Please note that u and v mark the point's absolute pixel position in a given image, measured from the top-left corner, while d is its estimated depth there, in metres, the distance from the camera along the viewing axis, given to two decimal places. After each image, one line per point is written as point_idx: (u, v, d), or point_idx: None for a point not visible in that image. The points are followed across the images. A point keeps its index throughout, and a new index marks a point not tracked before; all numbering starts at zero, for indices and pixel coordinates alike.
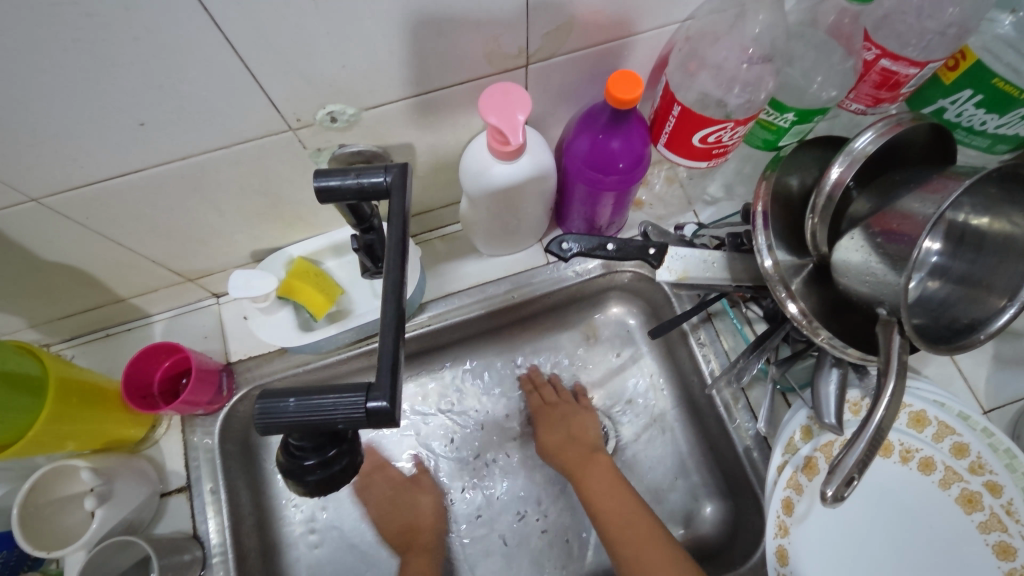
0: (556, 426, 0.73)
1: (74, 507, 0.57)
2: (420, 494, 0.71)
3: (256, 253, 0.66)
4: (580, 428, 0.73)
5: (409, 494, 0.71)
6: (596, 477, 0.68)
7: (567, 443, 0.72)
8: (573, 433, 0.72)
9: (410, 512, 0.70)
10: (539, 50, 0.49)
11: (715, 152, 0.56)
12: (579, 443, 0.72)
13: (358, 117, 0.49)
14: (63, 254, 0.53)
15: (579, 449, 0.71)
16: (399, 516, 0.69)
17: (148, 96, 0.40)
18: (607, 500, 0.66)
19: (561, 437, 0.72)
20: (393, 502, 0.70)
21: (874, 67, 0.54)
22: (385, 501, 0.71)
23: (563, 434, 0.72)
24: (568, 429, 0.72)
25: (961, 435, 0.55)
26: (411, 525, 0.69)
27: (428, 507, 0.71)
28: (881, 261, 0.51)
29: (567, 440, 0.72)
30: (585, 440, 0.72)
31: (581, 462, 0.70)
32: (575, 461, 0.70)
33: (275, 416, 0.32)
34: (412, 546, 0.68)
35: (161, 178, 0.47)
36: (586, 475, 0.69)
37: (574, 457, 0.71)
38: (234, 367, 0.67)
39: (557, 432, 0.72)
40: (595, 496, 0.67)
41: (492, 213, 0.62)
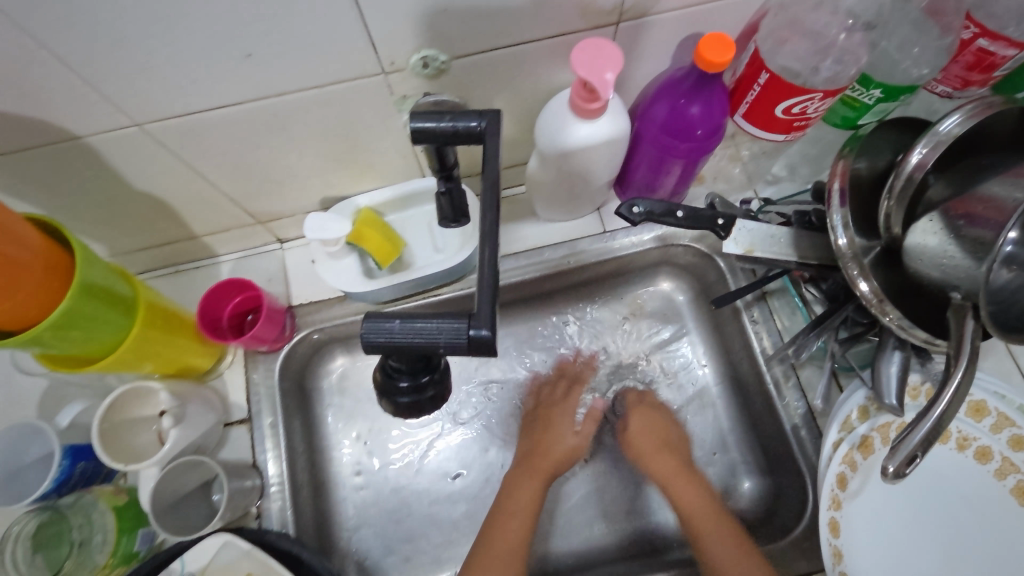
0: (651, 432, 0.72)
1: (144, 429, 0.60)
2: (569, 412, 0.74)
3: (325, 200, 0.67)
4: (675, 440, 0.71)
5: (563, 408, 0.74)
6: (691, 488, 0.66)
7: (659, 449, 0.70)
8: (665, 437, 0.71)
9: (556, 437, 0.71)
10: (632, 7, 0.49)
11: (796, 125, 0.55)
12: (671, 451, 0.70)
13: (448, 65, 0.50)
14: (152, 183, 0.55)
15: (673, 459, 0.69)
16: (542, 428, 0.72)
17: (257, 27, 0.41)
18: (701, 510, 0.64)
19: (655, 446, 0.70)
20: (542, 420, 0.73)
21: (970, 47, 0.52)
22: (535, 414, 0.74)
23: (656, 440, 0.71)
24: (660, 438, 0.71)
25: (1021, 428, 0.54)
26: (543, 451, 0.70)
27: (568, 440, 0.72)
28: (959, 246, 0.51)
29: (660, 448, 0.70)
30: (676, 449, 0.70)
31: (677, 474, 0.68)
32: (669, 471, 0.68)
33: (379, 335, 0.34)
34: (531, 462, 0.69)
35: (253, 113, 0.49)
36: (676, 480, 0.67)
37: (667, 467, 0.68)
38: (296, 310, 0.69)
39: (648, 438, 0.71)
40: (686, 506, 0.65)
41: (561, 174, 0.62)
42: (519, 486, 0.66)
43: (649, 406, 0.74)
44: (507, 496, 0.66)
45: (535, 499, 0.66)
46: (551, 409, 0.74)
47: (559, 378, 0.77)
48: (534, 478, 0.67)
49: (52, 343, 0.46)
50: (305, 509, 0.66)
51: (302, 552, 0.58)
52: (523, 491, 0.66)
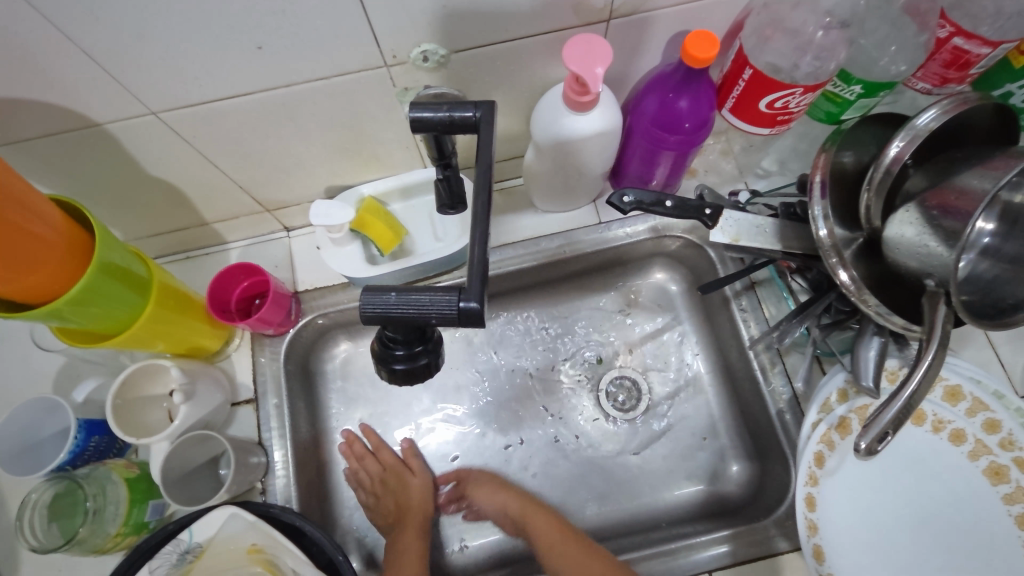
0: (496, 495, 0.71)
1: (155, 406, 0.63)
2: (405, 474, 0.73)
3: (330, 189, 0.70)
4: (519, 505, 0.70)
5: (399, 476, 0.72)
6: (544, 518, 0.68)
7: (496, 484, 0.71)
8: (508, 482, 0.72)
9: (405, 494, 0.71)
10: (621, 6, 0.51)
11: (780, 119, 0.58)
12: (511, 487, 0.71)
13: (446, 59, 0.52)
14: (165, 171, 0.58)
15: (500, 489, 0.71)
16: (386, 497, 0.71)
17: (269, 21, 0.44)
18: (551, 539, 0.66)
19: (480, 480, 0.72)
20: (384, 483, 0.71)
21: (946, 45, 0.55)
22: (379, 483, 0.72)
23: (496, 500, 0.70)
24: (495, 478, 0.72)
25: (994, 412, 0.56)
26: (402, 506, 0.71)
27: (418, 487, 0.72)
28: (934, 235, 0.52)
29: (496, 484, 0.71)
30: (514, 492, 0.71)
31: (526, 507, 0.69)
32: (521, 506, 0.69)
33: (376, 307, 0.36)
34: (403, 522, 0.70)
35: (263, 103, 0.52)
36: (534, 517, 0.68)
37: (516, 502, 0.70)
38: (301, 296, 0.72)
39: (485, 487, 0.71)
40: (541, 530, 0.67)
41: (556, 165, 0.65)
42: (406, 538, 0.68)
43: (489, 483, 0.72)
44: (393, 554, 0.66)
45: (419, 541, 0.68)
46: (388, 478, 0.72)
47: (353, 457, 0.73)
48: (407, 529, 0.69)
49: (73, 318, 0.49)
50: (309, 487, 0.69)
51: (304, 526, 0.59)
52: (401, 547, 0.67)
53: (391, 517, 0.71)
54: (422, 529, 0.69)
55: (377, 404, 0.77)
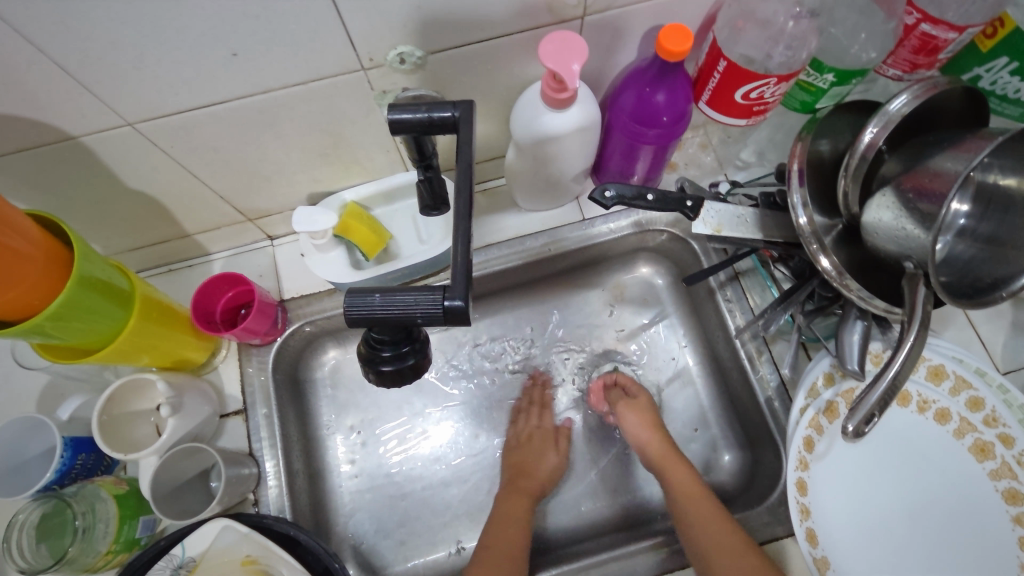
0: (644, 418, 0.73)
1: (142, 421, 0.62)
2: (545, 441, 0.75)
3: (312, 196, 0.70)
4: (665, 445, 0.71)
5: (544, 440, 0.75)
6: (685, 471, 0.68)
7: (649, 428, 0.73)
8: (659, 424, 0.73)
9: (536, 458, 0.73)
10: (596, 2, 0.52)
11: (755, 110, 0.58)
12: (664, 435, 0.72)
13: (424, 60, 0.53)
14: (145, 182, 0.57)
15: (655, 438, 0.72)
16: (525, 451, 0.74)
17: (244, 26, 0.43)
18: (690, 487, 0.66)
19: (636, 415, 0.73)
20: (522, 444, 0.74)
21: (914, 32, 0.56)
22: (519, 439, 0.75)
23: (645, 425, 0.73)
24: (649, 418, 0.73)
25: (977, 390, 0.57)
26: (529, 466, 0.72)
27: (551, 461, 0.74)
28: (911, 218, 0.53)
29: (651, 425, 0.73)
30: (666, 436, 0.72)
31: (667, 456, 0.70)
32: (665, 455, 0.70)
33: (360, 309, 0.36)
34: (518, 485, 0.71)
35: (241, 110, 0.51)
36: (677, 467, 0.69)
37: (660, 447, 0.71)
38: (287, 304, 0.71)
39: (637, 420, 0.73)
40: (679, 477, 0.68)
41: (537, 163, 0.65)
42: (513, 497, 0.70)
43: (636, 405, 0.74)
44: (502, 516, 0.68)
45: (524, 512, 0.69)
46: (534, 436, 0.75)
47: (530, 402, 0.79)
48: (516, 495, 0.70)
49: (53, 333, 0.48)
50: (302, 495, 0.69)
51: (299, 534, 0.60)
52: (512, 509, 0.69)
53: (511, 477, 0.72)
54: (533, 501, 0.70)
55: (368, 411, 0.77)
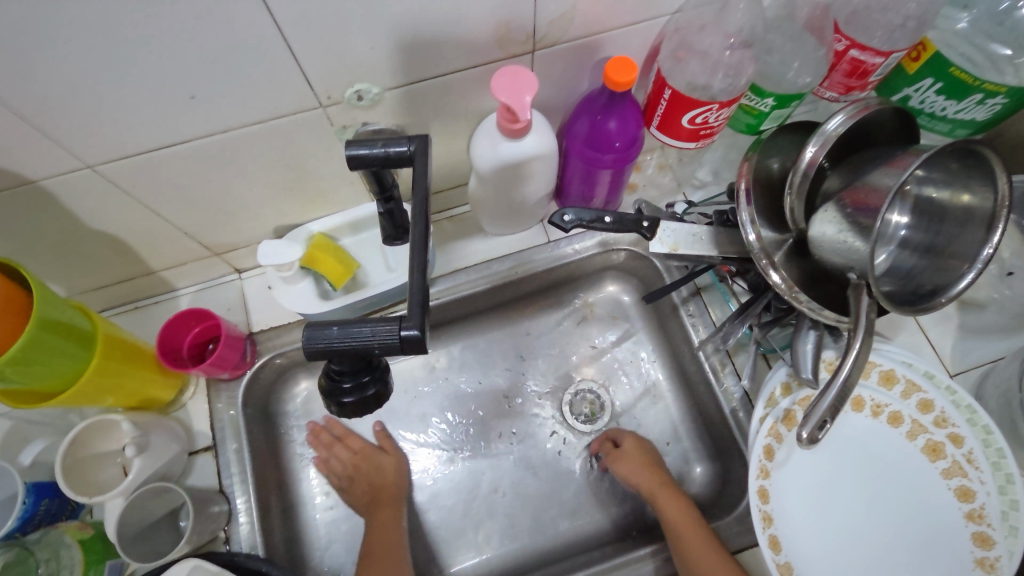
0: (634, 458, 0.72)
1: (108, 463, 0.62)
2: (376, 456, 0.74)
3: (279, 229, 0.71)
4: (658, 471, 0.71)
5: (372, 458, 0.73)
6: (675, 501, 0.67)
7: (647, 467, 0.71)
8: (651, 460, 0.72)
9: (378, 473, 0.72)
10: (544, 37, 0.54)
11: (703, 134, 0.61)
12: (658, 470, 0.71)
13: (381, 96, 0.54)
14: (106, 222, 0.58)
15: (650, 474, 0.70)
16: (365, 476, 0.72)
17: (201, 70, 0.45)
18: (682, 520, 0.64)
19: (637, 461, 0.72)
20: (356, 463, 0.72)
21: (844, 56, 0.59)
22: (346, 467, 0.73)
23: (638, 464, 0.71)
24: (645, 456, 0.72)
25: (927, 392, 0.60)
26: (378, 485, 0.71)
27: (390, 468, 0.73)
28: (852, 231, 0.56)
29: (645, 464, 0.71)
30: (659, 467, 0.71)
31: (657, 487, 0.68)
32: (654, 487, 0.69)
33: (319, 341, 0.37)
34: (380, 503, 0.70)
35: (203, 149, 0.53)
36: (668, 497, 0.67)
37: (650, 481, 0.69)
38: (256, 337, 0.71)
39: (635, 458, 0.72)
40: (669, 508, 0.66)
41: (497, 189, 0.67)
42: (382, 515, 0.69)
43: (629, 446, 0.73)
44: (375, 538, 0.67)
45: (395, 523, 0.69)
46: (360, 454, 0.74)
47: (336, 437, 0.75)
48: (382, 510, 0.70)
49: (14, 378, 0.48)
50: (275, 530, 0.68)
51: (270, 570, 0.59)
52: (380, 529, 0.68)
53: (368, 497, 0.71)
54: (397, 511, 0.71)
55: None
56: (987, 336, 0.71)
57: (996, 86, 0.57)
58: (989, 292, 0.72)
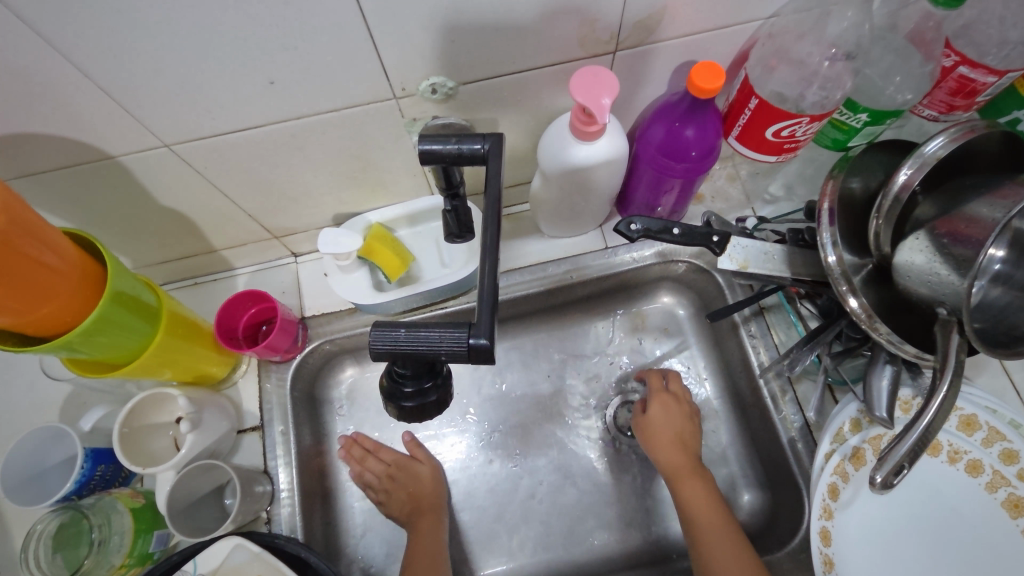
0: (669, 425, 0.71)
1: (160, 434, 0.63)
2: (414, 466, 0.72)
3: (338, 216, 0.71)
4: (688, 437, 0.71)
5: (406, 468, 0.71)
6: (697, 484, 0.67)
7: (675, 445, 0.70)
8: (682, 435, 0.71)
9: (416, 484, 0.71)
10: (627, 38, 0.52)
11: (786, 147, 0.58)
12: (686, 448, 0.70)
13: (455, 90, 0.53)
14: (176, 200, 0.59)
15: (681, 451, 0.70)
16: (402, 487, 0.70)
17: (281, 56, 0.44)
18: (702, 506, 0.65)
19: (668, 436, 0.71)
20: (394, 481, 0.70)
21: (952, 73, 0.55)
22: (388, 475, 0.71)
23: (673, 434, 0.71)
24: (678, 431, 0.71)
25: (1011, 442, 0.55)
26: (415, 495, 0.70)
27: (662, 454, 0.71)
28: (945, 263, 0.52)
29: (674, 442, 0.70)
30: (690, 446, 0.71)
31: (681, 469, 0.69)
32: (677, 466, 0.69)
33: (385, 342, 0.36)
34: (421, 512, 0.69)
35: (275, 134, 0.52)
36: (690, 480, 0.68)
37: (678, 460, 0.69)
38: (308, 322, 0.72)
39: (666, 433, 0.71)
40: (688, 489, 0.67)
41: (562, 192, 0.65)
42: (423, 529, 0.68)
43: (671, 399, 0.73)
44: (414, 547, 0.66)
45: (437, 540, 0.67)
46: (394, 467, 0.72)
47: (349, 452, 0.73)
48: (425, 520, 0.68)
49: (82, 348, 0.49)
50: (314, 515, 0.68)
51: (309, 557, 0.59)
52: (422, 538, 0.67)
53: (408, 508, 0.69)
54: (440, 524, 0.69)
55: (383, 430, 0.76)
56: None
57: None
58: None
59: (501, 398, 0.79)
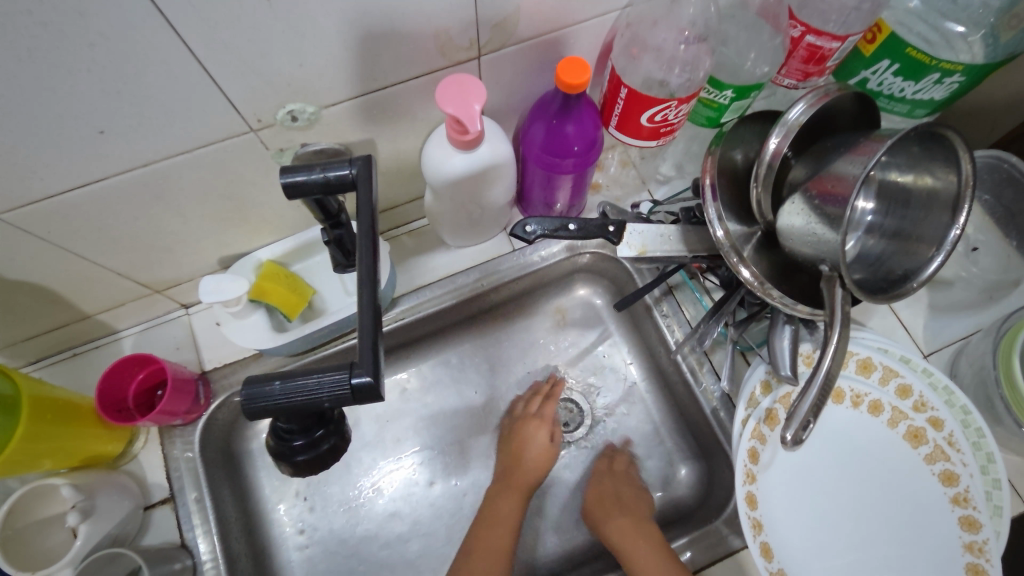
0: (604, 493, 0.70)
1: (55, 528, 0.56)
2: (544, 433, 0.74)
3: (224, 260, 0.66)
4: (630, 496, 0.70)
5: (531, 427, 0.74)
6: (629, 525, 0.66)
7: (612, 503, 0.69)
8: (621, 492, 0.70)
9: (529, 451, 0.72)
10: (488, 41, 0.51)
11: (663, 131, 0.59)
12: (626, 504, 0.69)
13: (318, 114, 0.50)
14: (25, 271, 0.53)
15: (634, 524, 0.66)
16: (511, 445, 0.73)
17: (106, 103, 0.40)
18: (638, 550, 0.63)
19: (612, 507, 0.68)
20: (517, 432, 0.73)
21: (800, 43, 0.58)
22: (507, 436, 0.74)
23: (612, 496, 0.70)
24: (618, 494, 0.70)
25: (905, 377, 0.60)
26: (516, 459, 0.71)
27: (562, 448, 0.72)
28: (820, 222, 0.52)
29: (614, 502, 0.69)
30: (630, 503, 0.69)
31: (628, 532, 0.65)
32: (622, 526, 0.66)
33: (259, 400, 0.34)
34: (510, 479, 0.70)
35: (123, 185, 0.48)
36: (622, 524, 0.66)
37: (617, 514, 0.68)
38: (209, 376, 0.67)
39: (607, 495, 0.70)
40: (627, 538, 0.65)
41: (455, 203, 0.64)
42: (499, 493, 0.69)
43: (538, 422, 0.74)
44: (493, 504, 0.68)
45: (513, 508, 0.68)
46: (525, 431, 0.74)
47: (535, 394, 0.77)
48: (508, 489, 0.69)
49: None
50: None
51: None
52: (501, 501, 0.68)
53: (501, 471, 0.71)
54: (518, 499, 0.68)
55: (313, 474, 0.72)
56: (957, 314, 0.71)
57: (952, 64, 0.56)
58: (956, 270, 0.72)
59: (436, 419, 0.77)
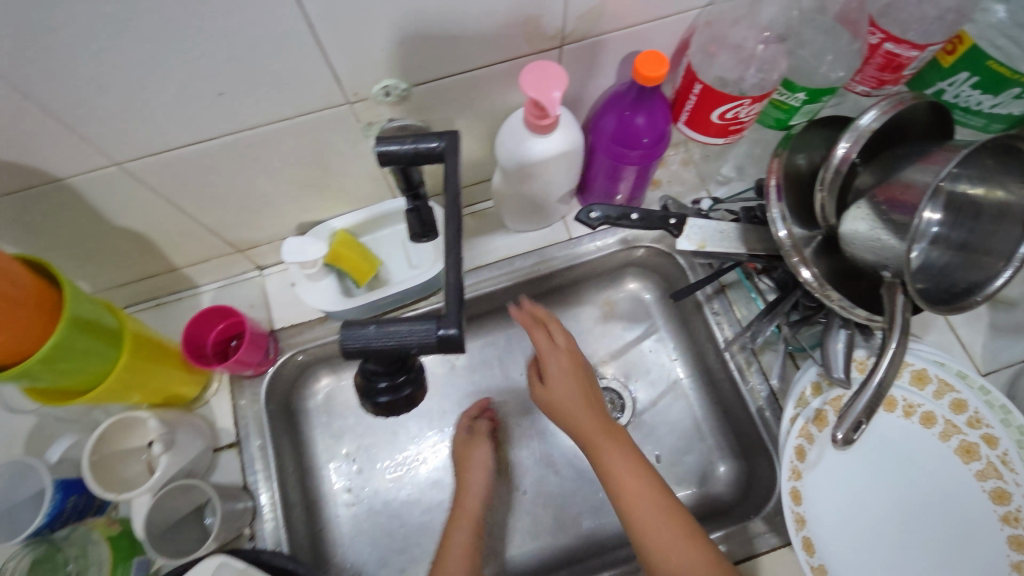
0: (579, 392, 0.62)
1: (133, 459, 0.61)
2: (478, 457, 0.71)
3: (302, 226, 0.71)
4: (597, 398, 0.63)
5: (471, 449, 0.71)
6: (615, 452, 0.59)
7: (577, 404, 0.62)
8: (579, 388, 0.62)
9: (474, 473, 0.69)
10: (572, 31, 0.54)
11: (732, 129, 0.61)
12: (596, 406, 0.62)
13: (407, 92, 0.54)
14: (131, 219, 0.58)
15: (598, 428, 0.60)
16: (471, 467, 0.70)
17: (229, 68, 0.44)
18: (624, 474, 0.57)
19: (574, 399, 0.62)
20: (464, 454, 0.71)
21: (878, 50, 0.58)
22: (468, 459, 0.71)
23: (572, 390, 0.62)
24: (584, 391, 0.62)
25: (960, 392, 0.59)
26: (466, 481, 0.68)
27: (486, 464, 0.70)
28: (885, 229, 0.53)
29: (581, 401, 0.62)
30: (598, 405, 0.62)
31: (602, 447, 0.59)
32: (592, 432, 0.60)
33: (356, 341, 0.37)
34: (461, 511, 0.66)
35: (229, 145, 0.52)
36: (606, 450, 0.59)
37: (590, 427, 0.60)
38: (278, 333, 0.71)
39: (566, 395, 0.62)
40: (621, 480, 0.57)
41: (522, 187, 0.66)
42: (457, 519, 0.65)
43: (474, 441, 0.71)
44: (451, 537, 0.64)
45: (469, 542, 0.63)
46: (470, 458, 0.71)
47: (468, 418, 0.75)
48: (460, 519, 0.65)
49: (46, 377, 0.49)
50: (296, 526, 0.68)
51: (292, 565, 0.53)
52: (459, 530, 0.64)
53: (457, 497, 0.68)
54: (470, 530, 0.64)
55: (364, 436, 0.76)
56: (1020, 336, 0.70)
57: None
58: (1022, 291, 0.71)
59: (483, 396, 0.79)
